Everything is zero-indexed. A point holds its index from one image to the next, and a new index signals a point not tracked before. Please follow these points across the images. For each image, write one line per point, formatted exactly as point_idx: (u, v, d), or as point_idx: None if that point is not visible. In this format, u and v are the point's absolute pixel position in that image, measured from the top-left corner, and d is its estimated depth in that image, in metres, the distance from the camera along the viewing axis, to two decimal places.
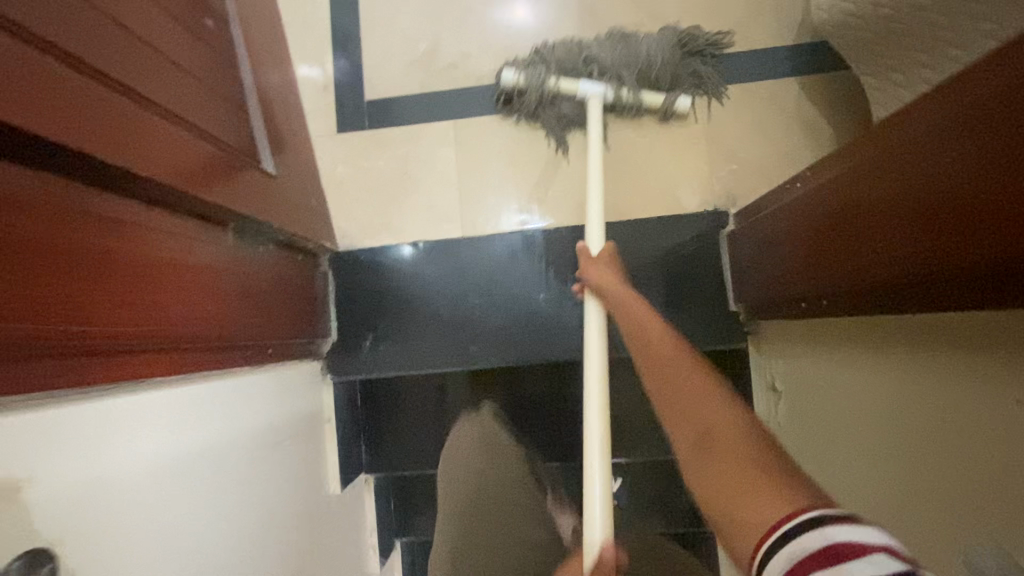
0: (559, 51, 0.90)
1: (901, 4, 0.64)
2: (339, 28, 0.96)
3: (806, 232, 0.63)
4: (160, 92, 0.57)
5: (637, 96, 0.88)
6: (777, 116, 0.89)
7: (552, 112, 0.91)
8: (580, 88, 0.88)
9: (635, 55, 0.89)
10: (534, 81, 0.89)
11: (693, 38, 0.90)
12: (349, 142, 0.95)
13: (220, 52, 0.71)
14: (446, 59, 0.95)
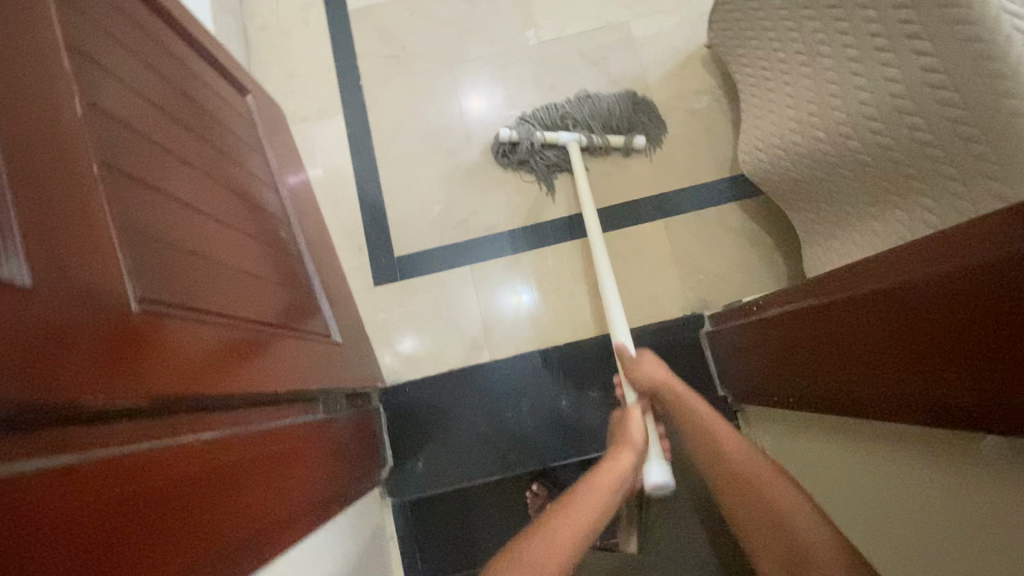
0: (541, 114, 1.16)
1: (800, 168, 0.87)
2: (367, 200, 1.19)
3: (803, 343, 0.72)
4: (229, 306, 0.64)
5: (605, 139, 1.13)
6: (728, 233, 1.11)
7: (541, 158, 1.15)
8: (561, 138, 1.13)
9: (598, 110, 1.15)
10: (526, 136, 1.13)
11: (639, 97, 1.17)
12: (385, 292, 1.15)
13: (291, 254, 0.90)
14: (457, 215, 1.17)
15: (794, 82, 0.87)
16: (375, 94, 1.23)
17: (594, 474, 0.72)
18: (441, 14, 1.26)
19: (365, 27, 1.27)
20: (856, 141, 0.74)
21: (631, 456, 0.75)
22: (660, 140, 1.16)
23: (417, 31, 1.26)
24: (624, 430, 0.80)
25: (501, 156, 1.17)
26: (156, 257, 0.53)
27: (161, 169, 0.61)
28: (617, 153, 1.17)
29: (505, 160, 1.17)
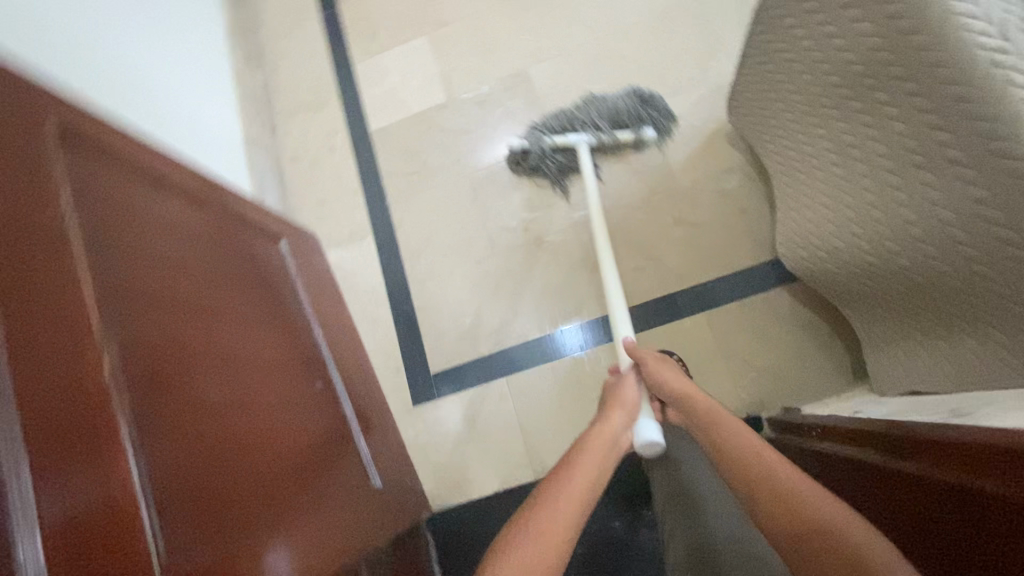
0: (549, 118, 1.19)
1: (847, 271, 0.80)
2: (401, 319, 1.21)
3: (869, 506, 0.64)
4: (261, 517, 0.63)
5: (614, 137, 1.15)
6: (777, 324, 1.03)
7: (552, 162, 1.18)
8: (570, 140, 1.15)
9: (606, 106, 1.16)
10: (536, 143, 1.17)
11: (647, 91, 1.17)
12: (425, 411, 1.15)
13: (331, 403, 0.91)
14: (488, 324, 1.17)
15: (825, 174, 0.80)
16: (399, 210, 1.27)
17: (588, 437, 0.73)
18: (455, 121, 1.29)
19: (386, 144, 1.32)
20: (906, 260, 0.66)
21: (622, 417, 0.79)
22: (669, 127, 1.16)
23: (434, 143, 1.29)
24: (614, 398, 0.84)
25: (514, 163, 1.22)
26: (173, 433, 0.56)
27: (180, 331, 0.65)
28: (628, 150, 1.18)
29: (519, 167, 1.21)
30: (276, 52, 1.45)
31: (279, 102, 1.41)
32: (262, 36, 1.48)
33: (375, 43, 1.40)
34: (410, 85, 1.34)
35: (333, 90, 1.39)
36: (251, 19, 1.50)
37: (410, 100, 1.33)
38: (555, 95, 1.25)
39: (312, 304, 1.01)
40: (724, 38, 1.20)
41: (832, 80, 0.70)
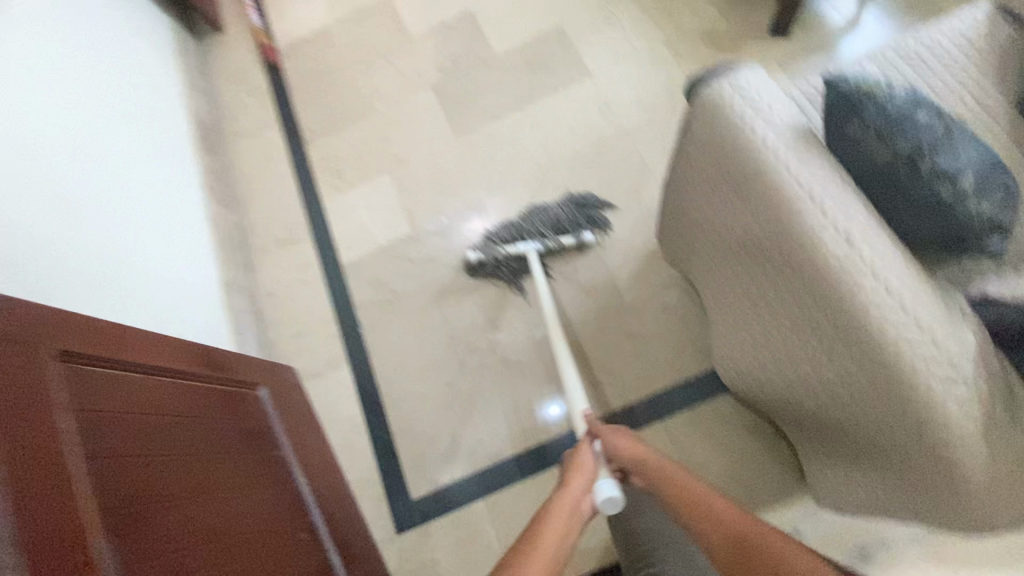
0: (500, 230, 1.32)
1: (761, 399, 0.91)
2: (381, 447, 1.27)
3: None
4: None
5: (559, 242, 1.28)
6: (725, 428, 1.13)
7: (505, 268, 1.32)
8: (520, 249, 1.28)
9: (549, 217, 1.31)
10: (490, 254, 1.30)
11: (583, 197, 1.34)
12: (409, 539, 1.19)
13: (312, 547, 0.97)
14: (465, 445, 1.23)
15: (726, 312, 0.93)
16: (374, 338, 1.35)
17: (549, 507, 0.78)
18: (421, 251, 1.40)
19: (359, 275, 1.42)
20: (798, 396, 0.78)
21: (580, 481, 0.83)
22: (605, 229, 1.31)
23: (403, 272, 1.40)
24: (572, 462, 0.88)
25: (471, 270, 1.35)
26: None
27: (160, 513, 0.73)
28: (573, 252, 1.31)
29: (477, 273, 1.34)
30: (250, 192, 1.56)
31: (255, 239, 1.50)
32: (236, 177, 1.59)
33: (342, 180, 1.52)
34: (378, 218, 1.46)
35: (306, 226, 1.49)
36: (225, 161, 1.61)
37: (379, 233, 1.45)
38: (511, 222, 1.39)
39: (287, 437, 1.10)
40: (654, 166, 1.36)
41: (726, 246, 0.84)
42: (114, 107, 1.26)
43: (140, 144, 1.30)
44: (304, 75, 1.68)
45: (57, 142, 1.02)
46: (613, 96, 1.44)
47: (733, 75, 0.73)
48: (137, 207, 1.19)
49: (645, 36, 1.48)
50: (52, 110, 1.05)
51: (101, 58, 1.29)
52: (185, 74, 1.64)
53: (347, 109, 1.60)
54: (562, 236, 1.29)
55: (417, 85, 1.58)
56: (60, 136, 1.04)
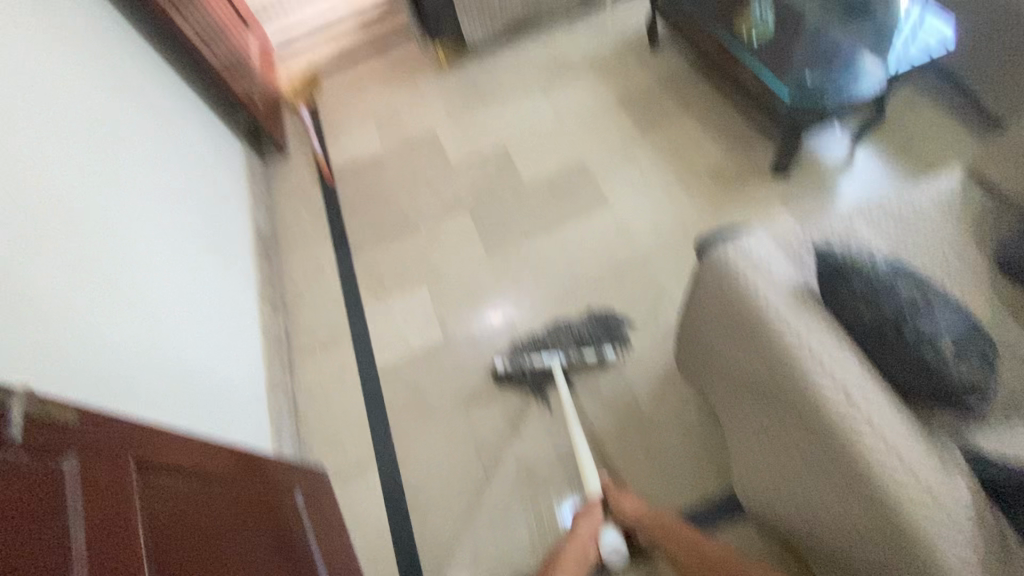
0: (525, 343, 1.45)
1: (780, 529, 0.95)
2: (403, 555, 1.29)
3: None
4: None
5: (581, 356, 1.38)
6: (745, 552, 1.14)
7: (530, 379, 1.40)
8: (544, 360, 1.38)
9: (573, 334, 1.42)
10: (516, 366, 1.39)
11: (604, 315, 1.45)
12: None
13: None
14: (486, 557, 1.25)
15: (741, 440, 0.99)
16: (403, 442, 1.42)
17: (564, 550, 1.04)
18: (452, 358, 1.50)
19: (392, 379, 1.51)
20: (812, 532, 0.82)
21: (590, 531, 1.08)
22: (624, 346, 1.41)
23: (434, 377, 1.49)
24: (584, 514, 1.11)
25: (498, 379, 1.43)
26: None
27: None
28: (595, 365, 1.40)
29: (502, 382, 1.42)
30: (297, 296, 1.72)
31: (298, 341, 1.63)
32: (286, 283, 1.75)
33: (383, 289, 1.67)
34: (414, 326, 1.58)
35: (346, 330, 1.62)
36: (277, 267, 1.78)
37: (413, 339, 1.56)
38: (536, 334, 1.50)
39: (317, 539, 1.14)
40: (669, 286, 1.48)
41: (739, 381, 0.92)
42: (192, 228, 1.45)
43: (210, 258, 1.47)
44: (355, 194, 1.90)
45: (140, 265, 1.18)
46: (630, 223, 1.60)
47: (736, 243, 0.88)
48: (202, 315, 1.32)
49: (658, 171, 1.68)
50: (147, 239, 1.24)
51: (185, 186, 1.50)
52: (250, 191, 1.87)
53: (391, 226, 1.80)
54: (584, 351, 1.39)
55: (454, 206, 1.78)
56: (143, 260, 1.19)
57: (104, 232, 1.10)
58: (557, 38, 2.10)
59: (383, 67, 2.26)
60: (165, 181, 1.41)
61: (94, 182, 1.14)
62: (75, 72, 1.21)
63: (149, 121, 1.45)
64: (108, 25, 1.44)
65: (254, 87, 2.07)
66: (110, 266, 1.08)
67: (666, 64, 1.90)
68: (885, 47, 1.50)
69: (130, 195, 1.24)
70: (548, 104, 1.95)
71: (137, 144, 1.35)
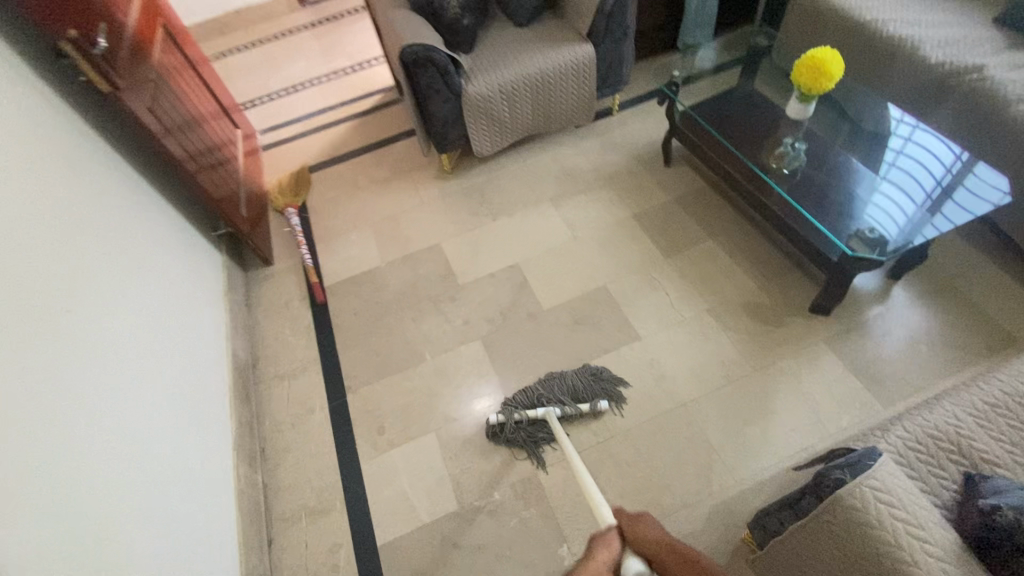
0: (519, 396, 1.42)
1: None
2: None
3: None
4: None
5: (576, 407, 1.37)
6: None
7: (524, 431, 1.37)
8: (539, 411, 1.36)
9: (566, 385, 1.41)
10: (510, 416, 1.36)
11: (598, 369, 1.44)
12: None
13: None
14: None
15: None
16: None
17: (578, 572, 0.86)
18: (468, 534, 1.26)
19: (394, 565, 1.24)
20: None
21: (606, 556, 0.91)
22: (620, 399, 1.41)
23: (448, 561, 1.23)
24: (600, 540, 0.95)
25: (492, 436, 1.39)
26: None
27: None
28: (589, 417, 1.39)
29: (495, 440, 1.38)
30: (279, 448, 1.45)
31: (279, 509, 1.35)
32: (267, 429, 1.49)
33: (383, 439, 1.43)
34: (421, 490, 1.34)
35: (338, 495, 1.36)
36: (257, 409, 1.53)
37: (421, 508, 1.31)
38: (567, 505, 1.29)
39: None
40: (717, 445, 1.31)
41: None
42: (157, 385, 1.23)
43: (170, 418, 1.21)
44: (349, 318, 1.69)
45: (79, 459, 0.92)
46: (665, 365, 1.45)
47: (871, 475, 0.71)
48: (156, 507, 1.05)
49: (686, 301, 1.56)
50: (102, 421, 1.01)
51: (144, 331, 1.26)
52: (227, 316, 1.64)
53: (392, 358, 1.58)
54: (578, 402, 1.39)
55: (464, 336, 1.59)
56: (80, 452, 0.94)
57: (36, 428, 0.86)
58: (566, 149, 2.03)
59: (379, 168, 2.11)
60: (121, 331, 1.18)
61: (43, 364, 0.93)
62: (22, 215, 1.00)
63: (107, 256, 1.23)
64: (75, 148, 1.25)
65: (241, 193, 1.89)
66: (32, 480, 0.82)
67: (683, 183, 1.84)
68: (875, 157, 1.55)
69: (75, 363, 1.00)
70: (562, 219, 1.83)
71: (94, 295, 1.14)
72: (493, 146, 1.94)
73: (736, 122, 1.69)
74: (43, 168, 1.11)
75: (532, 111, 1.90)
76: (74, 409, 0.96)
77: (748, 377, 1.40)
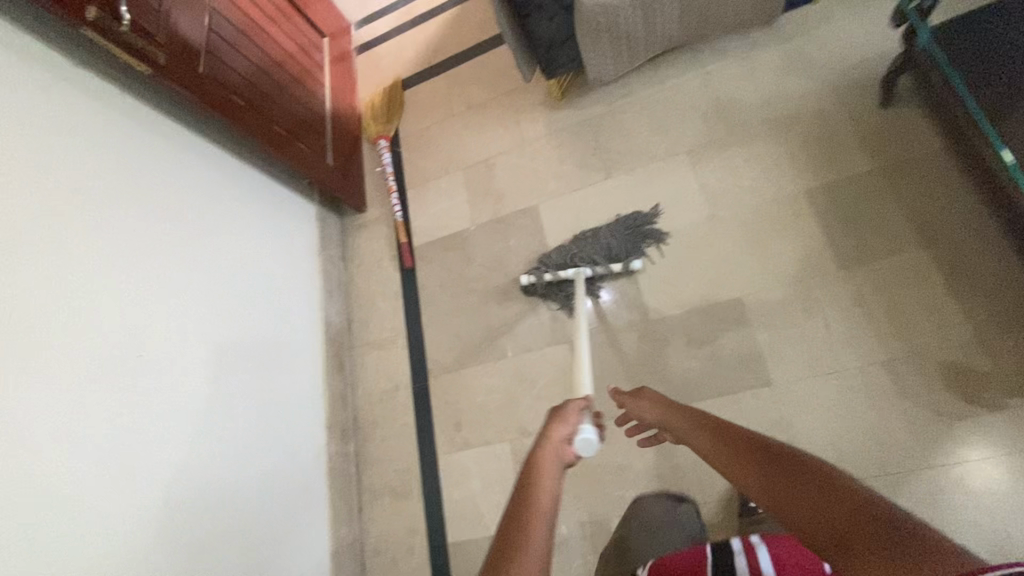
0: (553, 255, 1.42)
1: None
2: None
3: None
4: None
5: (609, 268, 1.35)
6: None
7: (554, 288, 1.41)
8: (571, 273, 1.36)
9: (600, 245, 1.37)
10: (541, 277, 1.40)
11: (640, 225, 1.37)
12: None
13: None
14: None
15: None
16: None
17: (534, 462, 0.73)
18: None
19: (460, 567, 1.30)
20: None
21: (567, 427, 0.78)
22: (660, 238, 1.36)
23: None
24: (555, 419, 0.81)
25: (527, 291, 1.45)
26: None
27: None
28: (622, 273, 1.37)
29: (531, 294, 1.44)
30: (369, 421, 1.53)
31: (368, 481, 1.47)
32: (358, 398, 1.56)
33: (459, 437, 1.41)
34: (489, 498, 1.33)
35: (416, 481, 1.42)
36: (351, 377, 1.59)
37: (488, 517, 1.32)
38: None
39: None
40: None
41: None
42: (249, 367, 1.34)
43: (260, 407, 1.33)
44: (435, 289, 1.58)
45: (169, 464, 1.11)
46: (797, 427, 1.12)
47: None
48: (245, 487, 1.24)
49: (848, 340, 1.14)
50: (190, 422, 1.17)
51: (230, 323, 1.33)
52: (321, 277, 1.64)
53: (473, 345, 1.48)
54: (611, 262, 1.36)
55: (553, 335, 1.40)
56: (169, 455, 1.11)
57: (93, 466, 0.98)
58: (727, 68, 1.43)
59: (478, 87, 1.74)
60: (199, 336, 1.24)
61: (127, 384, 1.07)
62: (53, 251, 1.01)
63: (170, 256, 1.23)
64: (113, 135, 1.17)
65: (328, 132, 1.72)
66: (119, 492, 1.01)
67: (901, 143, 1.22)
68: None
69: (136, 389, 1.09)
70: (697, 183, 1.37)
71: (177, 296, 1.22)
72: (618, 70, 1.44)
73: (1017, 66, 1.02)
74: (111, 178, 1.14)
75: (678, 19, 1.33)
76: (133, 436, 1.06)
77: (916, 475, 1.03)
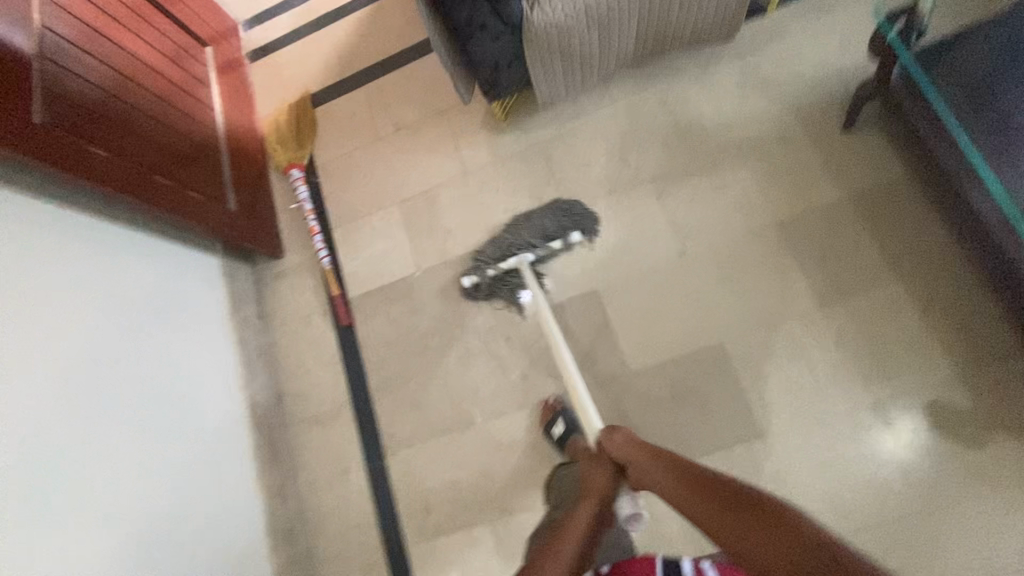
0: (488, 249, 1.30)
1: None
2: None
3: None
4: None
5: (548, 249, 1.27)
6: None
7: (498, 282, 1.29)
8: (512, 263, 1.26)
9: (534, 226, 1.28)
10: (484, 275, 1.28)
11: (568, 202, 1.30)
12: None
13: None
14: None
15: None
16: None
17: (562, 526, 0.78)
18: None
19: None
20: None
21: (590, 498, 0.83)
22: (592, 230, 1.29)
23: None
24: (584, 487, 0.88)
25: (470, 294, 1.33)
26: None
27: None
28: (595, 321, 1.25)
29: (475, 296, 1.31)
30: (318, 515, 1.30)
31: None
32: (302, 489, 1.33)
33: (430, 522, 1.24)
34: None
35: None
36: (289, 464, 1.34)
37: None
38: None
39: None
40: None
41: None
42: (164, 488, 1.07)
43: (184, 535, 1.08)
44: (381, 350, 1.36)
45: None
46: (795, 481, 1.08)
47: None
48: None
49: (836, 386, 1.10)
50: None
51: (131, 439, 1.04)
52: (238, 349, 1.36)
53: (433, 414, 1.29)
54: (550, 241, 1.27)
55: (524, 396, 1.25)
56: None
57: None
58: (685, 88, 1.32)
59: (405, 105, 1.50)
60: (91, 470, 0.95)
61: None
62: None
63: (25, 377, 0.90)
64: None
65: (228, 171, 1.42)
66: None
67: (866, 170, 1.19)
68: None
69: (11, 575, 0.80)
70: (664, 218, 1.27)
71: (51, 425, 0.92)
72: (571, 93, 1.29)
73: (995, 96, 0.99)
74: None
75: (636, 37, 1.19)
76: None
77: (925, 541, 1.00)
